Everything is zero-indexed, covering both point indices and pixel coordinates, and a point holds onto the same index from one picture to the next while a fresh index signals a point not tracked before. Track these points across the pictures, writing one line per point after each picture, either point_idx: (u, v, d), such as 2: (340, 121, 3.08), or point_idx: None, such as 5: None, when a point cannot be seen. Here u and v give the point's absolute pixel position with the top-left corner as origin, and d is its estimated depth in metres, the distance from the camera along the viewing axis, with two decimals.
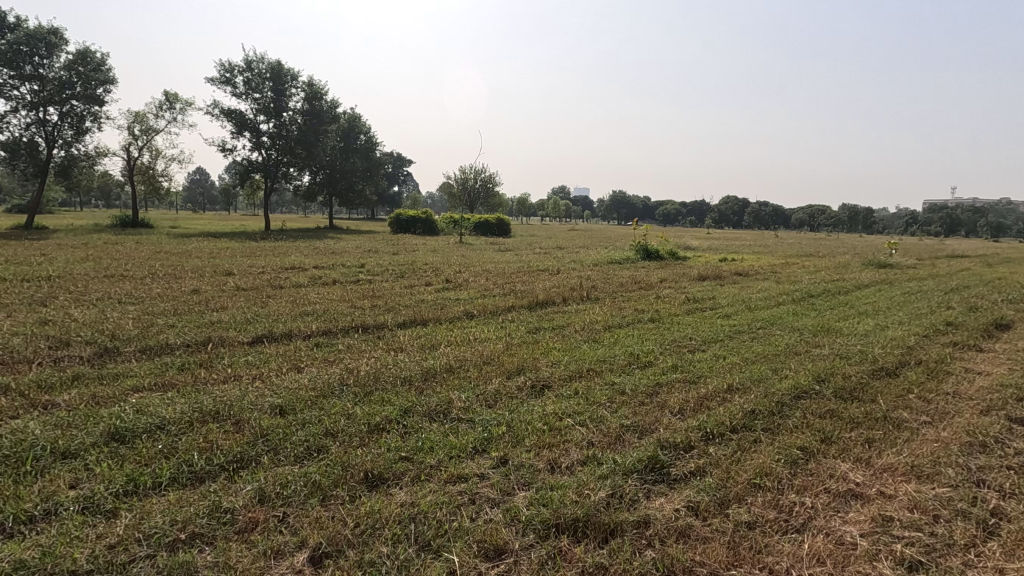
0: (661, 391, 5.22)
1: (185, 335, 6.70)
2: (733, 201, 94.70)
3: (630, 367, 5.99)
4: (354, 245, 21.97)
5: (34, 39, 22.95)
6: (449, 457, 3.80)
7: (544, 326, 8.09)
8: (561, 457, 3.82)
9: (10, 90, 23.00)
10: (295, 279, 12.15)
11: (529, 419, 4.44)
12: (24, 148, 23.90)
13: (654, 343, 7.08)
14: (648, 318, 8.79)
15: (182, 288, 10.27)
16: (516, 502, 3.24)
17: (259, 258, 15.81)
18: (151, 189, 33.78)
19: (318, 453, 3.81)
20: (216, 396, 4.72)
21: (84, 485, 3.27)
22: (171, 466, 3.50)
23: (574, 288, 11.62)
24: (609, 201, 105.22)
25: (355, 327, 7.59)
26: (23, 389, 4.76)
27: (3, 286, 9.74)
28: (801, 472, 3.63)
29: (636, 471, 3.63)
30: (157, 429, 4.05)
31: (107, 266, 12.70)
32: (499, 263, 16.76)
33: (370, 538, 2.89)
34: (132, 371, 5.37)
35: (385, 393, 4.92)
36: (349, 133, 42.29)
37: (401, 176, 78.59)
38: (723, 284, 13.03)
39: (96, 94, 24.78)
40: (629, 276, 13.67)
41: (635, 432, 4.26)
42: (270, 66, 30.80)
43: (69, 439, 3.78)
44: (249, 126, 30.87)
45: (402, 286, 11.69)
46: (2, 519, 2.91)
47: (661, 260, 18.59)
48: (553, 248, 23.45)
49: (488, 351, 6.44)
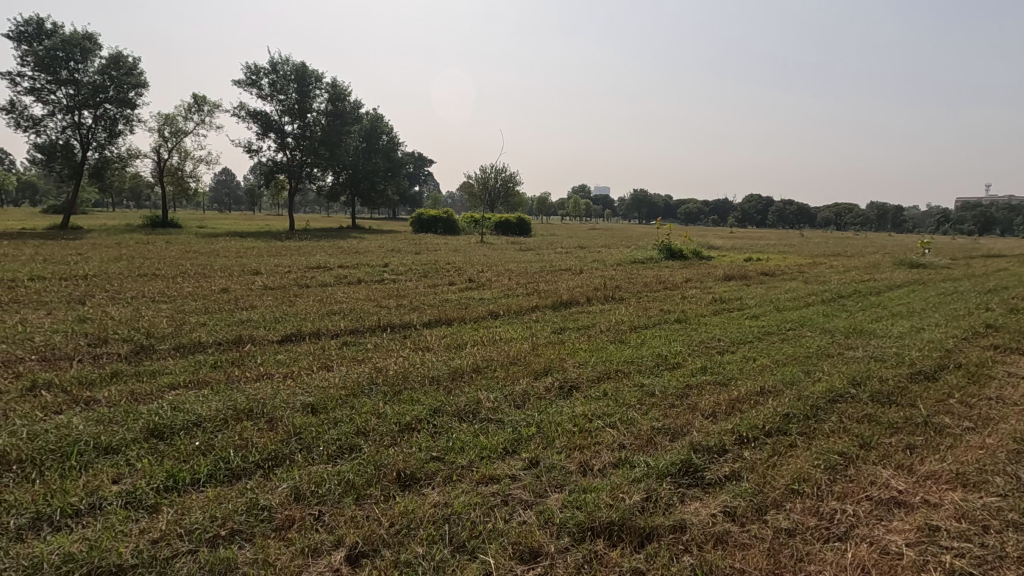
0: (690, 393, 5.14)
1: (217, 333, 6.83)
2: (756, 201, 93.08)
3: (658, 368, 5.92)
4: (377, 245, 22.15)
5: (70, 45, 23.65)
6: (480, 457, 3.80)
7: (570, 326, 8.06)
8: (593, 459, 3.79)
9: (48, 94, 23.75)
10: (320, 278, 12.26)
11: (558, 420, 4.42)
12: (60, 150, 24.63)
13: (682, 344, 6.99)
14: (675, 318, 8.68)
15: (211, 287, 10.46)
16: (549, 504, 3.22)
17: (285, 257, 15.98)
18: (179, 189, 34.56)
19: (351, 452, 3.84)
20: (250, 394, 4.79)
21: (126, 481, 3.35)
22: (208, 463, 3.56)
23: (597, 288, 11.53)
24: (630, 201, 104.36)
25: (381, 326, 7.63)
26: (65, 385, 4.91)
27: (42, 285, 10.01)
28: (841, 478, 3.55)
29: (670, 475, 3.58)
30: (194, 426, 4.12)
31: (139, 265, 12.97)
32: (521, 263, 16.72)
33: (405, 538, 2.90)
34: (167, 369, 5.49)
35: (414, 393, 4.94)
36: (371, 134, 42.74)
37: (421, 176, 78.92)
38: (750, 284, 12.78)
39: (128, 97, 25.44)
40: (653, 276, 13.52)
41: (668, 435, 4.21)
42: (295, 68, 31.27)
43: (111, 434, 3.88)
44: (275, 127, 31.40)
45: (425, 286, 11.71)
46: (49, 513, 2.99)
47: (685, 260, 18.36)
48: (575, 248, 23.21)
49: (514, 351, 6.44)
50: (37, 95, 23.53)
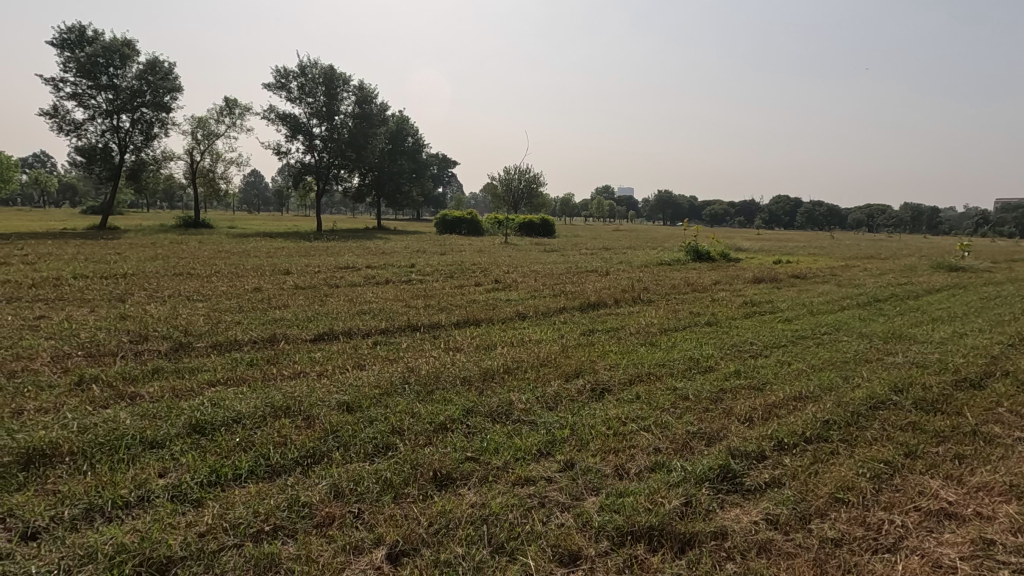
0: (725, 397, 5.06)
1: (252, 332, 6.97)
2: (784, 202, 91.33)
3: (691, 372, 5.84)
4: (404, 245, 22.37)
5: (110, 51, 24.43)
6: (515, 458, 3.80)
7: (599, 327, 8.03)
8: (628, 463, 3.76)
9: (88, 100, 24.59)
10: (349, 278, 12.42)
11: (592, 423, 4.38)
12: (99, 153, 25.46)
13: (714, 347, 6.90)
14: (705, 321, 8.55)
15: (244, 286, 10.65)
16: (586, 507, 3.20)
17: (314, 257, 16.24)
18: (211, 190, 35.43)
19: (387, 450, 3.88)
20: (287, 391, 4.87)
21: (172, 475, 3.44)
22: (249, 459, 3.63)
23: (625, 290, 11.45)
24: (655, 202, 103.34)
25: (411, 326, 7.71)
26: (110, 380, 5.08)
27: (84, 283, 10.31)
28: (887, 488, 3.45)
29: (708, 480, 3.53)
30: (233, 422, 4.21)
31: (174, 264, 13.34)
32: (547, 264, 16.69)
33: (444, 538, 2.91)
34: (206, 366, 5.63)
35: (446, 393, 4.97)
36: (397, 135, 43.12)
37: (445, 177, 79.43)
38: (781, 287, 12.56)
39: (163, 101, 26.19)
40: (681, 279, 13.33)
41: (703, 439, 4.15)
42: (323, 71, 31.75)
43: (156, 429, 3.99)
44: (303, 129, 31.95)
45: (452, 287, 11.77)
46: (101, 504, 3.09)
47: (713, 262, 18.11)
48: (600, 249, 23.04)
49: (545, 353, 6.43)
50: (78, 100, 24.38)
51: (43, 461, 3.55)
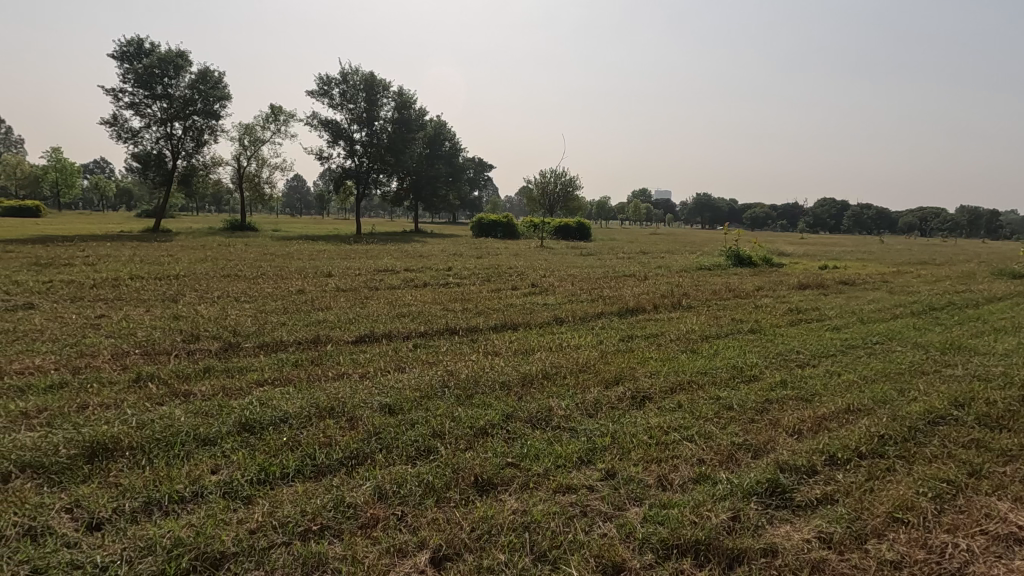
0: (771, 408, 4.90)
1: (296, 333, 7.15)
2: (830, 206, 88.29)
3: (734, 381, 5.67)
4: (441, 249, 22.61)
5: (165, 63, 25.65)
6: (556, 465, 3.78)
7: (637, 333, 7.91)
8: (671, 473, 3.68)
9: (144, 109, 25.86)
10: (388, 281, 12.64)
11: (633, 431, 4.31)
12: (154, 159, 26.72)
13: (758, 356, 6.69)
14: (748, 328, 8.32)
15: (288, 288, 10.98)
16: (630, 518, 3.15)
17: (354, 260, 16.60)
18: (256, 195, 36.68)
19: (428, 453, 3.92)
20: (330, 392, 4.98)
21: (223, 472, 3.55)
22: (296, 459, 3.72)
23: (664, 295, 11.27)
24: (694, 205, 101.54)
25: (449, 330, 7.78)
26: (165, 378, 5.30)
27: (140, 284, 10.83)
28: (949, 509, 3.28)
29: (756, 494, 3.43)
30: (281, 422, 4.33)
31: (223, 267, 13.84)
32: (584, 268, 16.58)
33: (487, 543, 2.92)
34: (253, 366, 5.81)
35: (486, 397, 4.98)
36: (434, 140, 43.67)
37: (481, 181, 79.94)
38: (829, 293, 12.11)
39: (213, 109, 27.30)
40: (722, 284, 13.03)
41: (749, 451, 4.03)
42: (364, 78, 32.45)
43: (209, 426, 4.14)
44: (344, 135, 32.76)
45: (489, 290, 11.83)
46: (158, 498, 3.22)
47: (755, 267, 17.61)
48: (637, 254, 22.74)
49: (583, 359, 6.36)
50: (135, 110, 25.67)
51: (105, 454, 3.73)
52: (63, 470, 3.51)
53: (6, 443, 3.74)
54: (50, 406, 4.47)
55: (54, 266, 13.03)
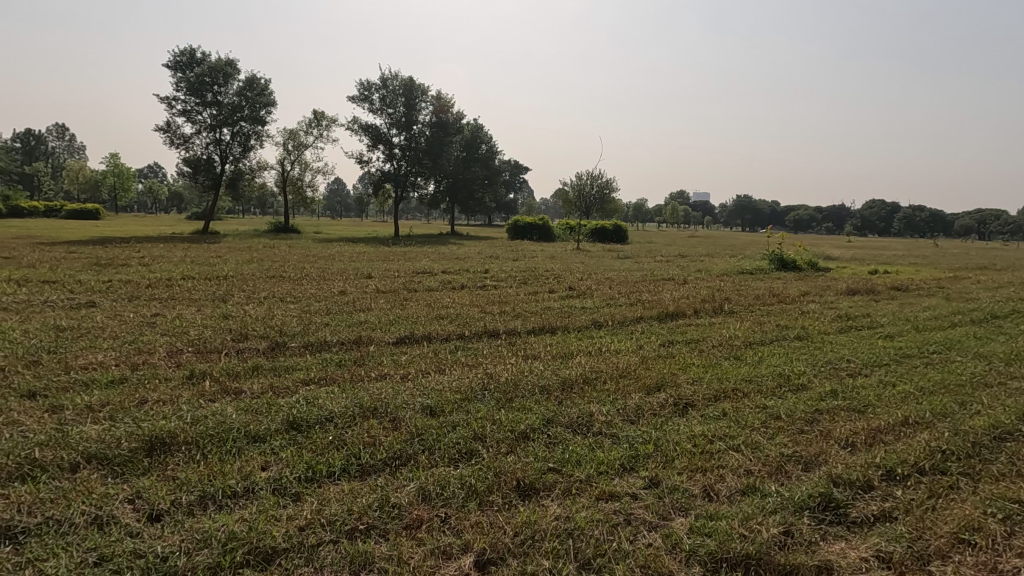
0: (822, 418, 4.72)
1: (340, 334, 7.32)
2: (879, 207, 84.76)
3: (781, 390, 5.48)
4: (477, 251, 22.78)
5: (215, 71, 26.75)
6: (598, 472, 3.73)
7: (678, 339, 7.76)
8: (718, 484, 3.59)
9: (195, 116, 26.98)
10: (427, 283, 12.78)
11: (676, 439, 4.23)
12: (203, 164, 27.85)
13: (806, 364, 6.47)
14: (794, 335, 8.05)
15: (330, 289, 11.26)
16: (675, 529, 3.09)
17: (393, 262, 16.90)
18: (299, 198, 37.78)
19: (470, 456, 3.93)
20: (373, 392, 5.07)
21: (273, 469, 3.66)
22: (342, 458, 3.80)
23: (705, 299, 11.04)
24: (734, 207, 99.26)
25: (487, 332, 7.81)
26: (217, 375, 5.50)
27: (192, 284, 11.27)
28: (1022, 533, 3.08)
29: (808, 508, 3.31)
30: (326, 421, 4.43)
31: (269, 268, 14.29)
32: (621, 271, 16.39)
33: (530, 549, 2.91)
34: (299, 365, 5.97)
35: (526, 401, 4.97)
36: (471, 143, 43.99)
37: (517, 183, 80.14)
38: (880, 299, 11.62)
39: (260, 115, 28.22)
40: (765, 289, 12.66)
41: (800, 464, 3.90)
42: (404, 83, 32.98)
43: (258, 424, 4.27)
44: (383, 139, 33.38)
45: (526, 293, 11.84)
46: (213, 492, 3.34)
47: (800, 272, 17.05)
48: (676, 257, 22.36)
49: (623, 364, 6.28)
50: (187, 117, 26.81)
51: (163, 448, 3.89)
52: (125, 463, 3.69)
53: (74, 435, 3.95)
54: (112, 400, 4.70)
55: (113, 266, 13.73)
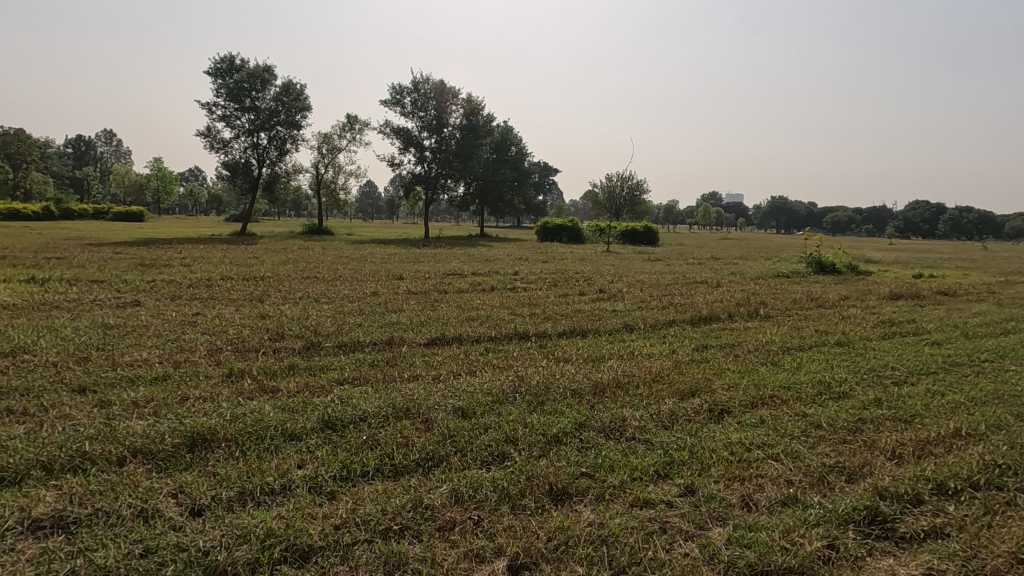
0: (866, 428, 4.55)
1: (372, 334, 7.42)
2: (923, 209, 81.49)
3: (821, 398, 5.30)
4: (506, 253, 22.83)
5: (253, 77, 27.56)
6: (631, 479, 3.67)
7: (712, 343, 7.60)
8: (757, 493, 3.49)
9: (234, 121, 27.82)
10: (457, 284, 12.85)
11: (713, 446, 4.13)
12: (241, 167, 28.69)
13: (847, 371, 6.24)
14: (834, 341, 7.79)
15: (363, 290, 11.45)
16: (713, 539, 3.02)
17: (423, 263, 17.09)
18: (332, 200, 38.57)
19: (502, 459, 3.92)
20: (406, 393, 5.11)
21: (309, 467, 3.72)
22: (376, 457, 3.84)
23: (740, 303, 10.79)
24: (769, 208, 97.00)
25: (517, 334, 7.80)
26: (255, 373, 5.64)
27: (231, 284, 11.59)
28: None
29: (852, 521, 3.19)
30: (360, 421, 4.48)
31: (303, 269, 14.60)
32: (652, 274, 16.19)
33: (564, 555, 2.88)
34: (333, 364, 6.07)
35: (557, 404, 4.94)
36: (501, 145, 44.15)
37: (546, 184, 79.94)
38: (925, 305, 11.16)
39: (295, 119, 28.88)
40: (803, 293, 12.30)
41: (843, 475, 3.76)
42: (435, 86, 33.31)
43: (294, 422, 4.36)
44: (415, 142, 33.80)
45: (556, 295, 11.81)
46: (252, 488, 3.41)
47: (839, 275, 16.52)
48: (709, 259, 21.93)
49: (656, 368, 6.18)
50: (227, 122, 27.65)
51: (204, 444, 4.00)
52: (168, 458, 3.80)
53: (120, 430, 4.09)
54: (156, 397, 4.86)
55: (157, 266, 14.24)
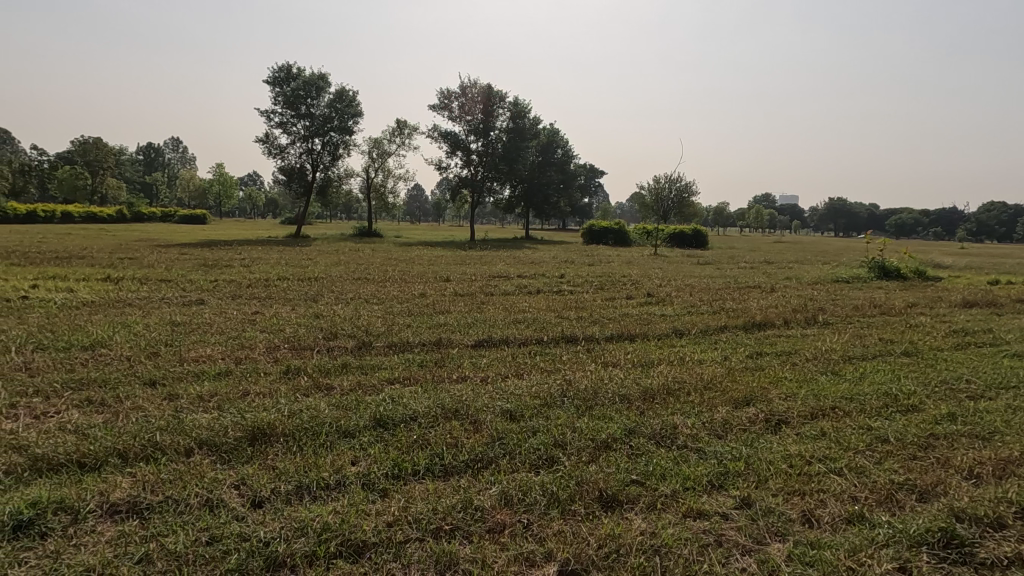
0: (938, 444, 4.28)
1: (422, 335, 7.55)
2: (998, 210, 76.07)
3: (888, 411, 5.00)
4: (552, 256, 22.79)
5: (308, 85, 28.64)
6: (684, 488, 3.58)
7: (766, 350, 7.34)
8: (819, 509, 3.34)
9: (291, 127, 28.93)
10: (503, 287, 12.92)
11: (770, 457, 3.97)
12: (297, 172, 29.82)
13: (917, 383, 5.88)
14: (901, 351, 7.37)
15: (412, 291, 11.68)
16: (772, 554, 2.91)
17: (469, 266, 17.33)
18: (382, 203, 39.62)
19: (551, 463, 3.90)
20: (454, 394, 5.17)
21: (362, 464, 3.80)
22: (426, 457, 3.89)
23: (796, 309, 10.37)
24: (826, 211, 92.93)
25: (564, 337, 7.77)
26: (310, 371, 5.83)
27: (287, 284, 12.07)
28: None
29: (925, 544, 2.99)
30: (411, 420, 4.56)
31: (354, 270, 15.06)
32: (702, 278, 15.77)
33: (616, 564, 2.83)
34: (384, 364, 6.20)
35: (606, 410, 4.87)
36: (547, 148, 44.20)
37: (591, 188, 79.36)
38: (1004, 313, 10.39)
39: (348, 125, 29.78)
40: (865, 299, 11.70)
41: (914, 494, 3.54)
42: (482, 90, 33.62)
43: (348, 419, 4.48)
44: (462, 145, 34.24)
45: (603, 298, 11.69)
46: (308, 483, 3.52)
47: (904, 281, 15.62)
48: (763, 263, 21.19)
49: (708, 375, 6.00)
50: (284, 128, 28.80)
51: (264, 439, 4.16)
52: (231, 450, 3.98)
53: (188, 422, 4.32)
54: (219, 391, 5.09)
55: (219, 267, 14.99)
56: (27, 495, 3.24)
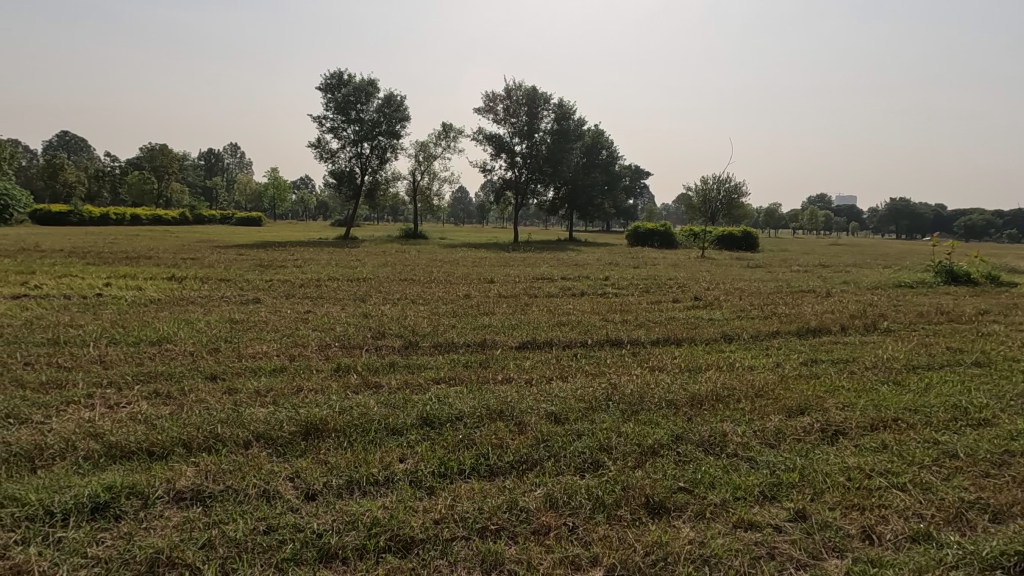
0: (1014, 462, 3.99)
1: (467, 336, 7.63)
2: None
3: (956, 425, 4.71)
4: (597, 258, 22.65)
5: (358, 91, 29.48)
6: (734, 497, 3.48)
7: (822, 357, 7.04)
8: (880, 525, 3.18)
9: (342, 132, 29.83)
10: (547, 288, 12.94)
11: (827, 469, 3.82)
12: (346, 176, 30.64)
13: (991, 396, 5.50)
14: (972, 361, 6.91)
15: (457, 293, 11.83)
16: (828, 570, 2.80)
17: (513, 267, 17.42)
18: (427, 205, 40.36)
19: (596, 467, 3.87)
20: (499, 395, 5.19)
21: (409, 461, 3.88)
22: (472, 457, 3.93)
23: (854, 315, 9.91)
24: (888, 211, 88.39)
25: (609, 340, 7.70)
26: (359, 369, 6.00)
27: (337, 284, 12.45)
28: None
29: (1000, 568, 2.80)
30: (457, 420, 4.62)
31: (401, 271, 15.42)
32: (752, 281, 15.31)
33: (662, 572, 2.79)
34: (431, 364, 6.32)
35: (653, 415, 4.78)
36: (591, 149, 43.99)
37: (637, 189, 78.31)
38: None
39: (395, 129, 30.47)
40: (930, 305, 11.07)
41: (986, 514, 3.32)
42: (526, 93, 33.72)
43: (396, 417, 4.57)
44: (507, 148, 34.43)
45: (648, 301, 11.52)
46: (358, 478, 3.62)
47: (975, 286, 14.67)
48: (818, 266, 20.37)
49: (759, 382, 5.81)
50: (335, 133, 29.73)
51: (316, 434, 4.30)
52: (286, 443, 4.14)
53: (246, 415, 4.52)
54: (275, 387, 5.30)
55: (274, 267, 15.66)
56: (103, 479, 3.47)
